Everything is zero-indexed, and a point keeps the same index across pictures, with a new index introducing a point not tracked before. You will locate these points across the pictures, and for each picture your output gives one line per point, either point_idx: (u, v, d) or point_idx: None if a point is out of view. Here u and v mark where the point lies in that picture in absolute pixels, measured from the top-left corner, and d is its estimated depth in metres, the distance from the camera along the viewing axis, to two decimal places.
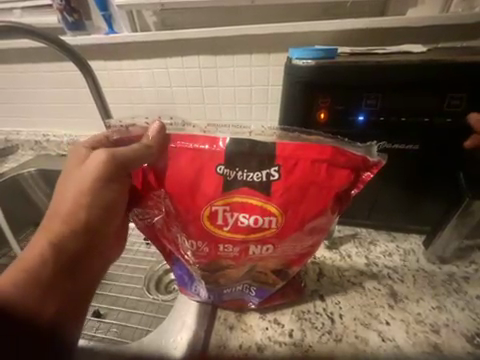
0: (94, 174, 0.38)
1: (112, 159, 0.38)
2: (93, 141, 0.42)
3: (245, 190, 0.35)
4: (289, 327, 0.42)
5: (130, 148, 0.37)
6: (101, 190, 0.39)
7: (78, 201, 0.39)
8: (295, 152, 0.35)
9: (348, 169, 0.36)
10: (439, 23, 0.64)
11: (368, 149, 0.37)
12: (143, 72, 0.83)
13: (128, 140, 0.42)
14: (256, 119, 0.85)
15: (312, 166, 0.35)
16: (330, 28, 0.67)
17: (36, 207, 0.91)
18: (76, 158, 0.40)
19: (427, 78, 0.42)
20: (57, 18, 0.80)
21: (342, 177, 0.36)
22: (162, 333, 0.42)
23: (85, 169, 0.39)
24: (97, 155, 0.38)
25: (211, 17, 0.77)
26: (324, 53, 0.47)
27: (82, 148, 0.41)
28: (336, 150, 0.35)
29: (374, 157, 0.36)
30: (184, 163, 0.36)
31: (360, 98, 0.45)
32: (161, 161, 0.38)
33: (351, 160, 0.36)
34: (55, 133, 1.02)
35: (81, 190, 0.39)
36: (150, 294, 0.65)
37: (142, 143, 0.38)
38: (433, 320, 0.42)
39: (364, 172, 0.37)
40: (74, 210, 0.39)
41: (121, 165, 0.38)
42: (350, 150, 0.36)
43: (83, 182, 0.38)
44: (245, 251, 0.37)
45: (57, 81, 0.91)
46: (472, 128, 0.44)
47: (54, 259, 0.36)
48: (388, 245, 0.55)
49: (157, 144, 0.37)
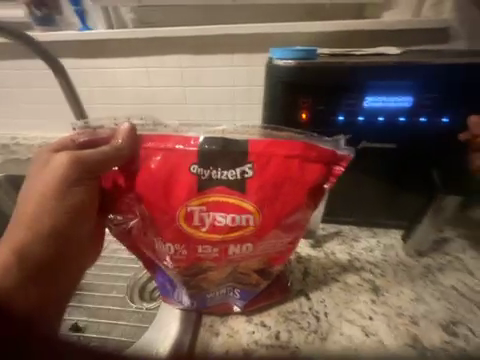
0: (59, 177, 0.36)
1: (76, 163, 0.36)
2: (59, 144, 0.38)
3: (220, 188, 0.34)
4: (275, 329, 0.42)
5: (97, 151, 0.35)
6: (67, 194, 0.37)
7: (42, 206, 0.37)
8: (267, 149, 0.35)
9: (322, 163, 0.36)
10: (411, 27, 0.67)
11: (336, 143, 0.37)
12: (121, 70, 0.79)
13: (96, 142, 0.39)
14: (240, 120, 0.84)
15: (285, 162, 0.35)
16: (310, 29, 0.68)
17: (4, 216, 0.84)
18: (41, 161, 0.37)
19: (401, 80, 0.44)
20: (24, 12, 0.75)
21: (315, 172, 0.35)
22: (144, 344, 0.40)
23: (49, 172, 0.36)
24: (60, 158, 0.36)
25: (191, 15, 0.75)
26: (305, 53, 0.47)
27: (46, 152, 0.38)
28: (308, 145, 0.35)
29: (343, 150, 0.36)
30: (156, 163, 0.35)
31: (340, 98, 0.46)
32: (134, 164, 0.36)
33: (322, 154, 0.35)
34: (25, 136, 0.95)
35: (45, 195, 0.36)
36: (133, 303, 0.63)
37: (112, 144, 0.36)
38: (413, 312, 0.44)
39: (335, 165, 0.36)
40: (39, 216, 0.37)
41: (86, 169, 0.36)
42: (321, 144, 0.36)
43: (47, 186, 0.36)
44: (225, 250, 0.36)
45: (25, 79, 0.85)
46: (442, 126, 0.46)
47: (20, 267, 0.35)
48: (369, 240, 0.56)
49: (128, 146, 0.36)
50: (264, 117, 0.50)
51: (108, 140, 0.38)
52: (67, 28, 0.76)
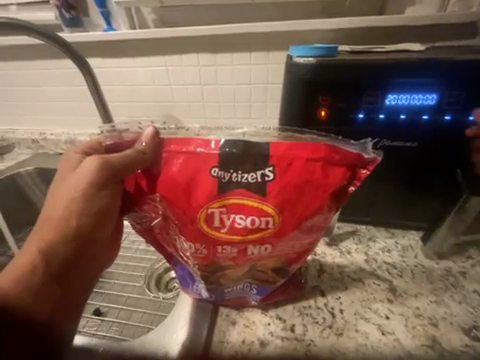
0: (87, 180, 0.37)
1: (101, 168, 0.36)
2: (86, 147, 0.40)
3: (241, 190, 0.34)
4: (290, 322, 0.43)
5: (121, 155, 0.36)
6: (93, 197, 0.37)
7: (69, 208, 0.37)
8: (289, 152, 0.34)
9: (345, 166, 0.35)
10: (437, 22, 0.65)
11: (363, 146, 0.36)
12: (142, 69, 0.82)
13: (121, 145, 0.40)
14: (255, 118, 0.85)
15: (307, 165, 0.34)
16: (329, 26, 0.68)
17: (34, 206, 0.90)
18: (71, 163, 0.39)
19: (426, 77, 0.43)
20: (55, 15, 0.79)
21: (338, 175, 0.35)
22: (164, 330, 0.43)
23: (77, 175, 0.37)
24: (88, 162, 0.37)
25: (210, 15, 0.76)
26: (325, 51, 0.47)
27: (73, 154, 0.40)
28: (331, 148, 0.35)
29: (370, 154, 0.36)
30: (177, 166, 0.35)
31: (361, 96, 0.46)
32: (155, 167, 0.36)
33: (346, 157, 0.35)
34: (53, 131, 1.01)
35: (72, 197, 0.37)
36: (150, 292, 0.66)
37: (134, 148, 0.37)
38: (432, 314, 0.43)
39: (360, 168, 0.36)
40: (65, 217, 0.37)
41: (111, 173, 0.36)
42: (344, 147, 0.35)
43: (75, 188, 0.37)
44: (244, 251, 0.37)
45: (54, 78, 0.90)
46: (469, 126, 0.45)
47: (45, 267, 0.35)
48: (387, 241, 0.56)
49: (150, 150, 0.36)
50: (283, 116, 0.51)
51: (132, 143, 0.39)
52: (93, 29, 0.80)
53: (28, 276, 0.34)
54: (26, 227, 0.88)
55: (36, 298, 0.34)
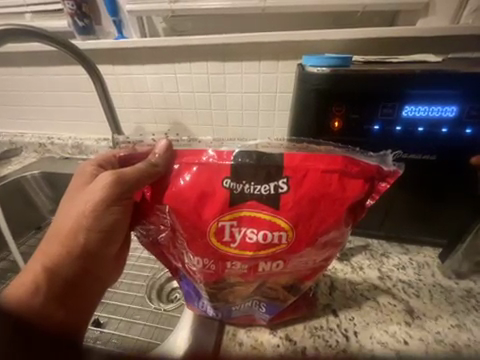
0: (98, 196, 0.36)
1: (116, 182, 0.35)
2: (102, 160, 0.40)
3: (254, 203, 0.33)
4: (301, 344, 0.40)
5: (134, 168, 0.35)
6: (101, 216, 0.37)
7: (78, 223, 0.37)
8: (304, 162, 0.33)
9: (363, 178, 0.34)
10: (449, 33, 0.64)
11: (383, 159, 0.35)
12: (151, 76, 0.83)
13: (135, 157, 0.39)
14: (263, 126, 0.85)
15: (323, 177, 0.33)
16: (340, 37, 0.67)
17: (37, 210, 0.90)
18: (85, 175, 0.39)
19: (445, 89, 0.42)
20: (68, 23, 0.81)
21: (356, 187, 0.34)
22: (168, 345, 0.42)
23: (90, 189, 0.37)
24: (103, 178, 0.36)
25: (221, 24, 0.77)
26: (339, 61, 0.46)
27: (89, 166, 0.40)
28: (348, 159, 0.34)
29: (389, 166, 0.35)
30: (188, 178, 0.34)
31: (377, 106, 0.44)
32: (166, 180, 0.35)
33: (364, 169, 0.34)
34: (60, 136, 1.01)
35: (82, 213, 0.37)
36: (152, 303, 0.63)
37: (147, 160, 0.36)
38: (454, 340, 0.40)
39: (380, 181, 0.35)
40: (73, 233, 0.37)
41: (125, 188, 0.35)
42: (363, 160, 0.35)
43: (85, 203, 0.37)
44: (255, 267, 0.35)
45: (64, 84, 0.91)
46: None
47: (50, 281, 0.36)
48: (401, 257, 0.53)
49: (162, 163, 0.35)
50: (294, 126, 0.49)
51: (145, 155, 0.38)
52: (106, 37, 0.83)
53: (35, 289, 0.35)
54: (28, 232, 0.87)
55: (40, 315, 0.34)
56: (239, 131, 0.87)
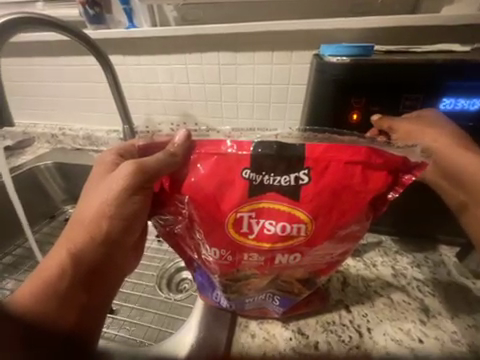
0: (121, 185, 0.36)
1: (138, 173, 0.35)
2: (122, 150, 0.41)
3: (273, 194, 0.32)
4: (313, 338, 0.40)
5: (154, 158, 0.35)
6: (124, 204, 0.37)
7: (101, 211, 0.37)
8: (326, 154, 0.32)
9: (387, 170, 0.33)
10: (476, 21, 0.60)
11: (410, 150, 0.34)
12: (161, 67, 0.82)
13: (154, 147, 0.39)
14: (274, 119, 0.83)
15: (345, 168, 0.32)
16: (358, 25, 0.64)
17: (50, 200, 0.92)
18: (106, 164, 0.39)
19: (475, 79, 0.39)
20: (79, 11, 0.80)
21: (379, 180, 0.33)
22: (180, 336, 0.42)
23: (113, 178, 0.37)
24: (124, 167, 0.36)
25: (233, 12, 0.75)
26: (361, 50, 0.44)
27: (109, 156, 0.40)
28: (372, 150, 0.32)
29: (417, 158, 0.34)
30: (206, 169, 0.33)
31: (399, 98, 0.43)
32: (184, 170, 0.35)
33: (388, 161, 0.33)
34: (72, 127, 1.02)
35: (105, 200, 0.37)
36: (162, 292, 0.65)
37: (166, 150, 0.35)
38: (471, 340, 0.39)
39: (405, 174, 0.34)
40: (96, 220, 0.37)
41: (146, 178, 0.35)
42: (388, 151, 0.33)
43: (108, 191, 0.37)
44: (271, 260, 0.35)
45: (76, 75, 0.91)
46: None
47: (73, 268, 0.36)
48: (415, 255, 0.52)
49: (181, 153, 0.35)
50: (309, 117, 0.48)
51: (163, 146, 0.38)
52: (116, 26, 0.81)
53: (60, 274, 0.36)
54: (42, 220, 0.89)
55: (62, 300, 0.35)
56: (249, 124, 0.86)
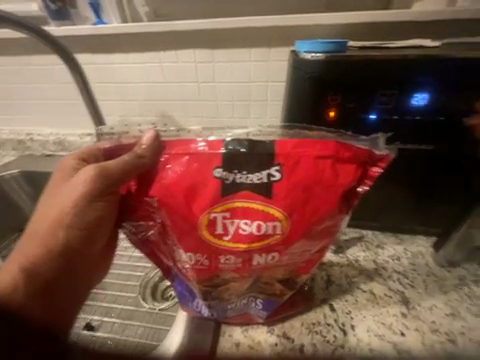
0: (80, 191, 0.34)
1: (99, 177, 0.33)
2: (84, 153, 0.37)
3: (245, 192, 0.31)
4: (299, 341, 0.39)
5: (119, 161, 0.33)
6: (84, 212, 0.35)
7: (58, 220, 0.35)
8: (296, 149, 0.32)
9: (356, 163, 0.33)
10: (445, 17, 0.62)
11: (374, 142, 0.34)
12: (135, 66, 0.77)
13: (122, 150, 0.36)
14: (254, 117, 0.81)
15: (316, 163, 0.32)
16: (334, 22, 0.64)
17: (19, 212, 0.84)
18: (67, 170, 0.37)
19: (443, 75, 0.40)
20: (39, 5, 0.73)
21: (349, 174, 0.32)
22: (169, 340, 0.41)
23: (72, 184, 0.35)
24: (86, 172, 0.34)
25: (208, 8, 0.72)
26: (335, 45, 0.43)
27: (70, 161, 0.37)
28: (341, 144, 0.32)
29: (381, 150, 0.33)
30: (176, 171, 0.32)
31: (374, 93, 0.42)
32: (152, 172, 0.33)
33: (357, 154, 0.33)
34: (40, 132, 0.95)
35: (63, 208, 0.35)
36: (146, 303, 0.61)
37: (132, 151, 0.34)
38: (448, 328, 0.40)
39: (371, 166, 0.34)
40: (54, 230, 0.35)
41: (109, 182, 0.33)
42: (355, 144, 0.33)
43: (67, 198, 0.35)
44: (249, 261, 0.34)
45: (41, 75, 0.84)
46: None
47: (28, 283, 0.34)
48: (396, 247, 0.53)
49: (150, 154, 0.33)
50: (288, 115, 0.47)
51: (131, 147, 0.36)
52: (83, 22, 0.74)
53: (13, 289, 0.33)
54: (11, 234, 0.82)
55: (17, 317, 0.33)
56: (231, 123, 0.84)
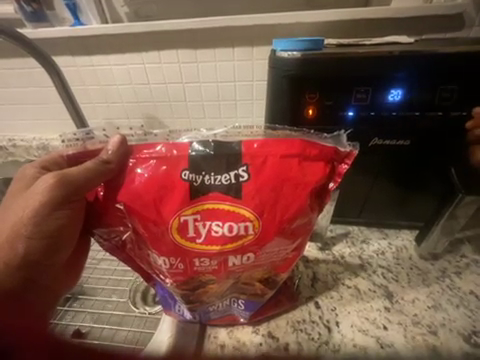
0: (38, 201, 0.34)
1: (57, 185, 0.33)
2: (45, 161, 0.37)
3: (215, 194, 0.33)
4: (284, 341, 0.40)
5: (81, 168, 0.33)
6: (44, 220, 0.34)
7: (16, 231, 0.34)
8: (263, 150, 0.33)
9: (323, 161, 0.34)
10: (423, 14, 0.62)
11: (336, 139, 0.36)
12: (117, 68, 0.76)
13: (86, 154, 0.37)
14: (241, 117, 0.81)
15: (282, 163, 0.33)
16: (314, 20, 0.64)
17: None
18: (25, 178, 0.36)
19: (416, 70, 0.40)
20: (14, 8, 0.71)
21: (317, 171, 0.34)
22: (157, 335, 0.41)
23: (30, 193, 0.34)
24: (44, 180, 0.34)
25: (189, 7, 0.71)
26: (310, 44, 0.44)
27: (30, 169, 0.37)
28: (306, 143, 0.34)
29: (344, 147, 0.35)
30: (145, 173, 0.33)
31: (350, 92, 0.42)
32: (120, 176, 0.34)
33: (323, 152, 0.34)
34: (23, 137, 0.92)
35: (21, 219, 0.34)
36: (136, 307, 0.57)
37: (98, 158, 0.34)
38: (430, 320, 0.41)
39: (339, 163, 0.36)
40: (12, 242, 0.34)
41: (68, 190, 0.33)
42: (320, 142, 0.35)
43: (24, 209, 0.34)
44: (225, 262, 0.35)
45: (21, 80, 0.82)
46: (466, 116, 0.42)
47: None
48: (380, 242, 0.53)
49: (115, 159, 0.34)
50: (269, 115, 0.47)
51: (97, 153, 0.36)
52: (61, 24, 0.73)
53: None
54: None
55: None
56: (218, 123, 0.83)
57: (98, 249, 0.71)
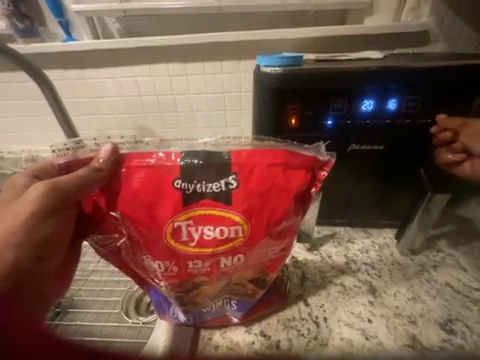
0: (31, 208, 0.35)
1: (50, 192, 0.34)
2: (36, 170, 0.38)
3: (207, 201, 0.35)
4: (275, 338, 0.42)
5: (73, 176, 0.35)
6: (37, 227, 0.35)
7: (5, 239, 0.35)
8: (250, 159, 0.36)
9: (305, 169, 0.37)
10: (392, 31, 0.69)
11: (318, 149, 0.39)
12: (109, 81, 0.78)
13: (78, 163, 0.39)
14: (231, 126, 0.85)
15: (269, 171, 0.36)
16: (296, 36, 0.70)
17: None
18: (15, 188, 0.37)
19: (385, 84, 0.45)
20: (6, 24, 0.73)
21: (300, 178, 0.37)
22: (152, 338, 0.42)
23: (20, 202, 0.35)
24: (36, 188, 0.35)
25: (178, 24, 0.75)
26: (291, 60, 0.48)
27: (20, 179, 0.37)
28: (289, 152, 0.37)
29: (324, 156, 0.39)
30: (139, 181, 0.35)
31: (328, 102, 0.47)
32: (114, 183, 0.36)
33: (306, 161, 0.37)
34: (12, 150, 0.92)
35: (12, 227, 0.35)
36: (129, 318, 0.56)
37: (89, 166, 0.36)
38: (410, 311, 0.44)
39: (320, 171, 0.39)
40: (0, 250, 0.34)
41: (61, 197, 0.35)
42: (303, 152, 0.38)
43: (15, 217, 0.35)
44: (216, 265, 0.37)
45: (11, 92, 0.82)
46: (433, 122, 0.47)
47: None
48: (364, 241, 0.56)
49: (107, 168, 0.36)
50: (254, 125, 0.50)
51: (89, 161, 0.38)
52: (52, 39, 0.75)
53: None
54: None
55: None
56: (209, 132, 0.86)
57: (89, 260, 0.71)
